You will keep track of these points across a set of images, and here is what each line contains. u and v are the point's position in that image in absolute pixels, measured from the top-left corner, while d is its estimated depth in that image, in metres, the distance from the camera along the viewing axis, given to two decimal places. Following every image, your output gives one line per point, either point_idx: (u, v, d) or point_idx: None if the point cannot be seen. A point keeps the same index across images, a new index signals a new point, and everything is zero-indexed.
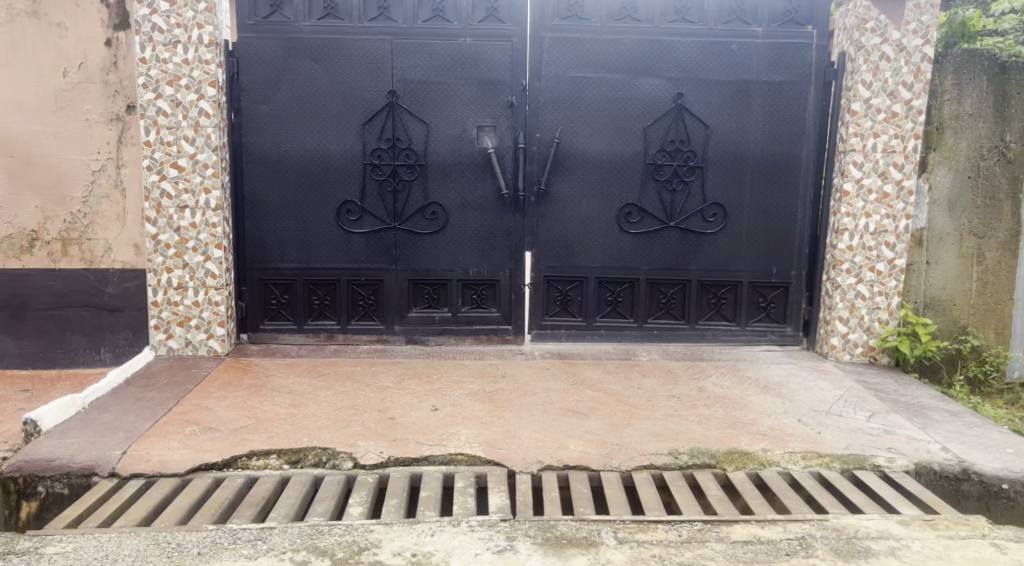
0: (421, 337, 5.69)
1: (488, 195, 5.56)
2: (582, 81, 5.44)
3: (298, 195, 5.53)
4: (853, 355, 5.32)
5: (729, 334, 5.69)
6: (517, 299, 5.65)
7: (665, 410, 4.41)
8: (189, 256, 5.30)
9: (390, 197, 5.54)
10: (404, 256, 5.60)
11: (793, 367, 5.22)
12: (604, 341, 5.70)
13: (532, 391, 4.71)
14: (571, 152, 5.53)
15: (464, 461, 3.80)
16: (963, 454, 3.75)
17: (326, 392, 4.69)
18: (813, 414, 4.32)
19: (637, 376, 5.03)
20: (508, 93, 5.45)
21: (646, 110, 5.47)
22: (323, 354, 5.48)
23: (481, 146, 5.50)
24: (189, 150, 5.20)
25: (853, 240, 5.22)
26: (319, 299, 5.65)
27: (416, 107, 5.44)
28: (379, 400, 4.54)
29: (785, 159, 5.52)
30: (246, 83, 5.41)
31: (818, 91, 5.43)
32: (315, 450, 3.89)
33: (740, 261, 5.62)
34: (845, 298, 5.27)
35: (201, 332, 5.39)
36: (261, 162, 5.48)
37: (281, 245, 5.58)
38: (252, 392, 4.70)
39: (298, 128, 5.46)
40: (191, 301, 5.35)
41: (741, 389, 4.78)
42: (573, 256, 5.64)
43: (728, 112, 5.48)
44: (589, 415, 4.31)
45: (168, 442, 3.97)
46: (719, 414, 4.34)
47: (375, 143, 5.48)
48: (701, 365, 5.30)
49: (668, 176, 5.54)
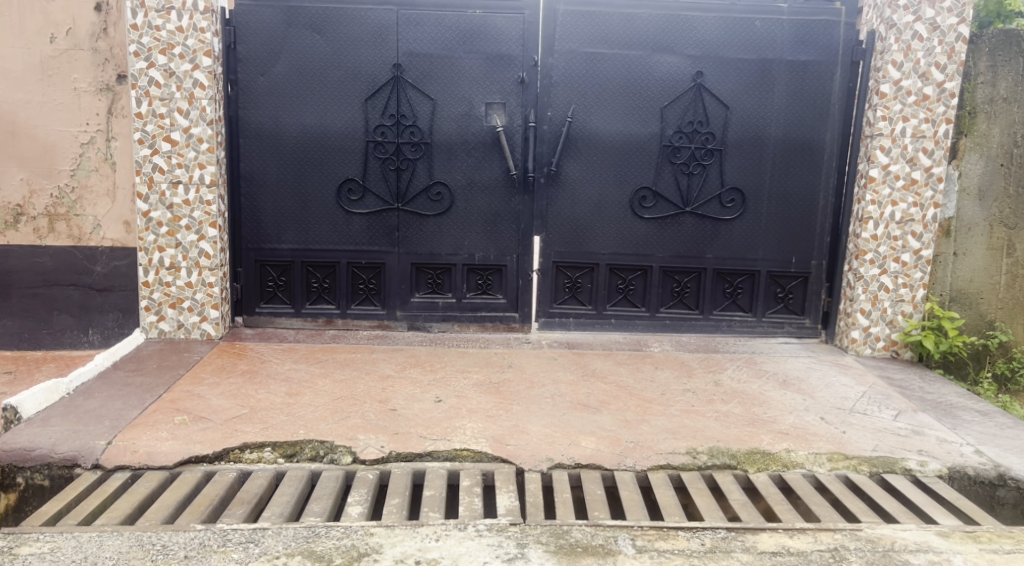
0: (424, 323, 5.45)
1: (496, 176, 5.30)
2: (596, 57, 5.17)
3: (297, 173, 5.27)
4: (874, 349, 5.11)
5: (745, 325, 5.46)
6: (525, 285, 5.42)
7: (680, 406, 4.19)
8: (182, 235, 5.06)
9: (393, 176, 5.27)
10: (407, 238, 5.35)
11: (812, 361, 5.00)
12: (615, 331, 5.47)
13: (540, 383, 4.49)
14: (584, 132, 5.26)
15: (470, 457, 3.60)
16: (998, 458, 3.54)
17: (325, 381, 4.47)
18: (836, 412, 4.11)
19: (649, 369, 4.81)
20: (519, 69, 5.18)
21: (663, 89, 5.20)
22: (321, 339, 5.25)
23: (490, 125, 5.24)
24: (182, 124, 4.94)
25: (877, 229, 4.98)
26: (318, 282, 5.41)
27: (422, 82, 5.17)
28: (380, 390, 4.32)
29: (808, 143, 5.27)
30: (243, 54, 5.14)
31: (845, 72, 5.15)
32: (312, 443, 3.68)
33: (758, 249, 5.38)
34: (868, 290, 5.05)
35: (194, 315, 5.15)
36: (259, 137, 5.23)
37: (278, 225, 5.32)
38: (247, 379, 4.48)
39: (297, 101, 5.19)
40: (184, 282, 5.11)
41: (759, 384, 4.57)
42: (584, 241, 5.39)
43: (749, 93, 5.21)
44: (601, 410, 4.10)
45: (156, 432, 3.75)
46: (738, 410, 4.13)
47: (378, 119, 5.21)
48: (716, 357, 5.08)
49: (685, 159, 5.28)
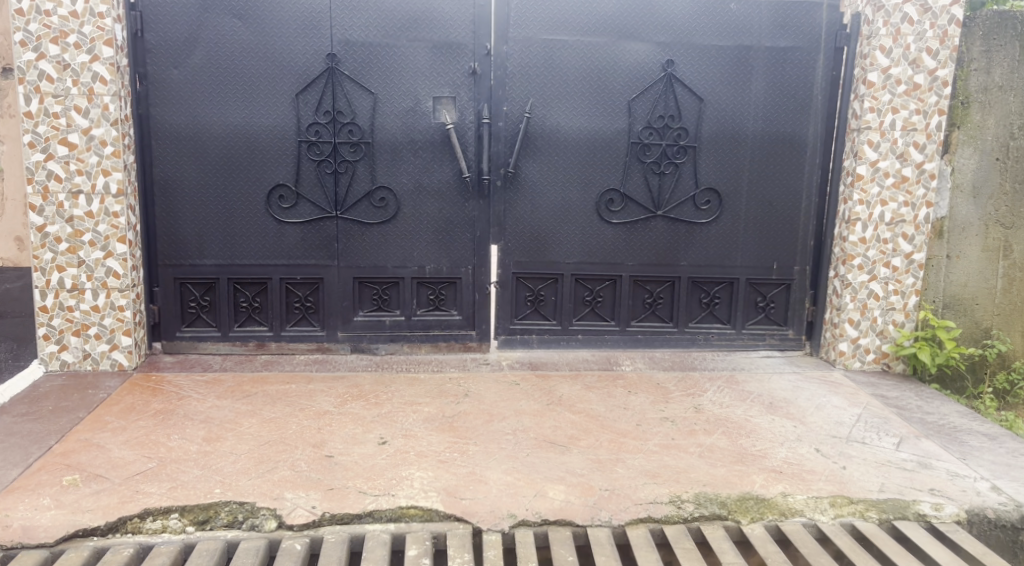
0: (369, 345, 4.84)
1: (447, 179, 4.73)
2: (557, 44, 4.63)
3: (219, 178, 4.57)
4: (864, 362, 4.73)
5: (723, 338, 5.00)
6: (482, 299, 4.87)
7: (658, 440, 3.71)
8: (84, 252, 4.26)
9: (330, 181, 4.64)
10: (348, 250, 4.73)
11: (798, 379, 4.58)
12: (582, 348, 4.96)
13: (500, 415, 3.95)
14: (544, 129, 4.72)
15: (418, 516, 3.03)
16: (1018, 495, 3.18)
17: (251, 421, 3.78)
18: (831, 443, 3.71)
19: (622, 393, 4.31)
20: (470, 59, 4.61)
21: (631, 80, 4.69)
22: (251, 367, 4.57)
23: (439, 121, 4.66)
24: (81, 124, 4.17)
25: (866, 231, 4.60)
26: (247, 301, 4.70)
27: (360, 74, 4.56)
28: (315, 432, 3.68)
29: (789, 137, 4.81)
30: (152, 42, 4.40)
31: (828, 59, 4.72)
32: (230, 505, 3.01)
33: (736, 255, 4.92)
34: (857, 298, 4.66)
35: (102, 343, 4.34)
36: (173, 138, 4.49)
37: (199, 239, 4.60)
38: (159, 421, 3.71)
39: (218, 97, 4.49)
40: (89, 306, 4.30)
41: (744, 409, 4.12)
42: (547, 249, 4.86)
43: (724, 83, 4.73)
44: (570, 448, 3.58)
45: (37, 499, 2.99)
46: (723, 443, 3.68)
47: (312, 116, 4.57)
48: (695, 376, 4.61)
49: (656, 157, 4.79)
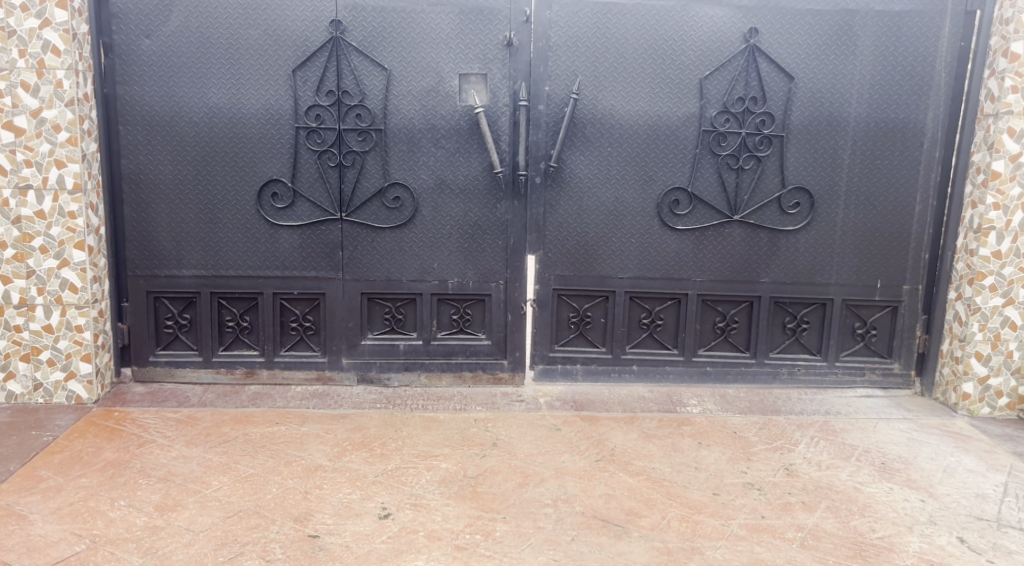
0: (379, 374, 4.03)
1: (475, 174, 3.88)
2: (613, 9, 3.74)
3: (200, 172, 3.78)
4: (994, 408, 3.78)
5: (811, 373, 4.08)
6: (515, 321, 4.02)
7: (744, 520, 2.82)
8: (35, 260, 3.49)
9: (333, 176, 3.83)
10: (355, 259, 3.92)
11: (912, 430, 3.64)
12: (638, 382, 4.08)
13: (537, 477, 3.10)
14: (596, 113, 3.83)
15: None
16: None
17: (222, 480, 2.96)
18: (978, 529, 2.78)
19: (691, 447, 3.42)
20: (504, 27, 3.74)
21: (704, 53, 3.78)
22: (235, 402, 3.77)
23: (466, 104, 3.80)
24: (29, 104, 3.37)
25: (1002, 243, 3.64)
26: (233, 320, 3.93)
27: (371, 45, 3.72)
28: (299, 498, 2.84)
29: (900, 126, 3.85)
30: (120, 7, 3.61)
31: (956, 25, 3.76)
32: None
33: (830, 270, 3.99)
34: (987, 327, 3.71)
35: (57, 370, 3.58)
36: (146, 124, 3.72)
37: (178, 244, 3.83)
38: (106, 480, 2.90)
39: (200, 73, 3.68)
40: (41, 325, 3.54)
41: (850, 473, 3.21)
42: (596, 261, 3.98)
43: (821, 57, 3.80)
44: (628, 531, 2.72)
45: None
46: (831, 526, 2.79)
47: (312, 98, 3.75)
48: (780, 424, 3.70)
49: (733, 148, 3.87)
